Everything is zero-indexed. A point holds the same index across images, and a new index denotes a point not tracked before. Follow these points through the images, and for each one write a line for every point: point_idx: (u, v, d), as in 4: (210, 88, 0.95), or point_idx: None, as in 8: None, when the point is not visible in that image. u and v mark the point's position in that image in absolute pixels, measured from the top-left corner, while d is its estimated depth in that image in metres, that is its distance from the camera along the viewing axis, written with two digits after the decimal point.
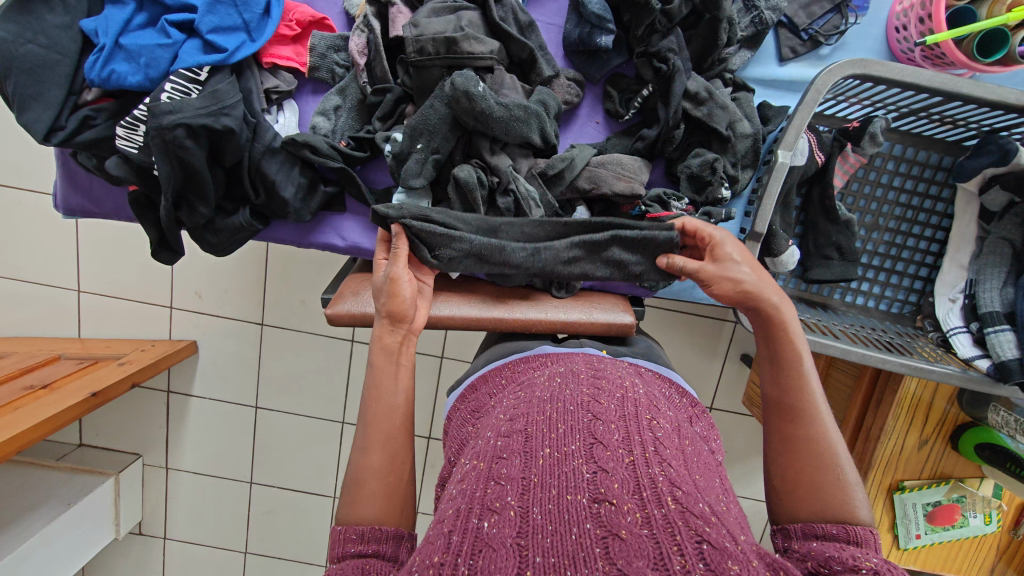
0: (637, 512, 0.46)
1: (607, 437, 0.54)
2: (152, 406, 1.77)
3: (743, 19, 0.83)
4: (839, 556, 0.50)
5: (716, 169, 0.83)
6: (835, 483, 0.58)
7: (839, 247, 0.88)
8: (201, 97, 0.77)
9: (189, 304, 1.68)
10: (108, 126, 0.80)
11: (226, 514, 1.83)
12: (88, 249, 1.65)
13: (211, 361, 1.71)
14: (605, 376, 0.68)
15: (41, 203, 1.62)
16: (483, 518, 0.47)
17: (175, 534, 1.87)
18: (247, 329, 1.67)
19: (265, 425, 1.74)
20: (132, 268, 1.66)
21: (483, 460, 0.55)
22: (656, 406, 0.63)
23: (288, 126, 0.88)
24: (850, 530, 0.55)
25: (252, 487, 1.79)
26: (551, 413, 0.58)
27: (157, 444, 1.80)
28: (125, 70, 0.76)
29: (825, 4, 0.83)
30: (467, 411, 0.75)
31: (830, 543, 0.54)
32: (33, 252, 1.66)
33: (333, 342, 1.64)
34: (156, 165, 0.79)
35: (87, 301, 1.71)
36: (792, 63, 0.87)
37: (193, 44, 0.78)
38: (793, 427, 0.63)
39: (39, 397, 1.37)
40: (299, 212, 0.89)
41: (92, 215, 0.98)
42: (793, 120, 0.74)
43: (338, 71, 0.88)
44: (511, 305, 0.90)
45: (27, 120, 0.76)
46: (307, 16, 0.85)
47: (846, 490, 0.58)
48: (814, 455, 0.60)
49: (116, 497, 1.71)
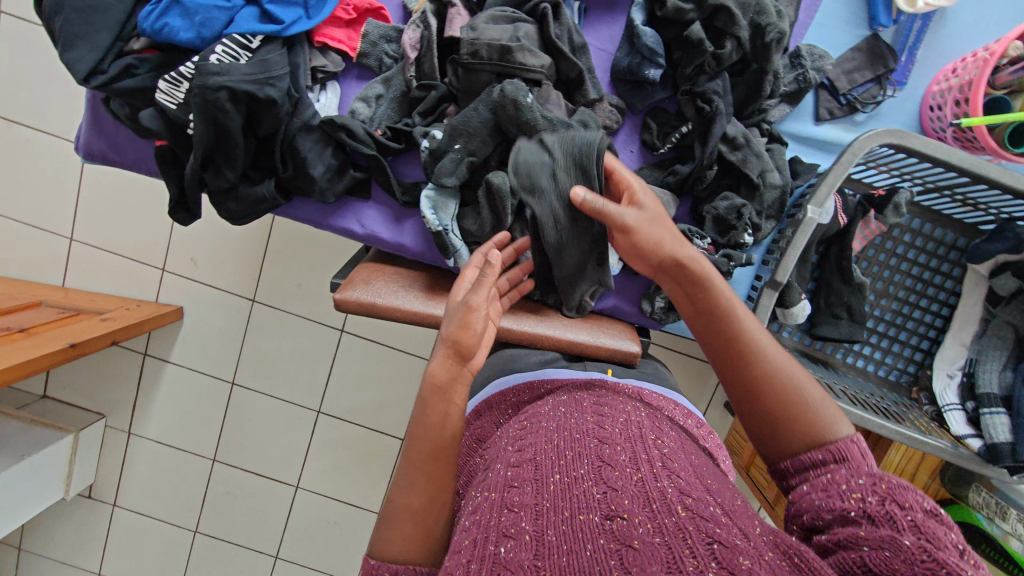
0: (648, 523, 0.46)
1: (615, 458, 0.55)
2: (125, 366, 1.73)
3: (788, 75, 0.85)
4: (825, 501, 0.46)
5: (743, 215, 0.85)
6: (803, 404, 0.53)
7: (850, 308, 0.90)
8: (249, 64, 0.76)
9: (183, 269, 1.65)
10: (148, 77, 0.79)
11: (183, 488, 1.77)
12: (90, 199, 1.62)
13: (194, 330, 1.68)
14: (607, 404, 0.68)
15: (50, 145, 1.60)
16: (500, 544, 0.45)
17: (125, 503, 1.81)
18: (236, 304, 1.65)
19: (237, 402, 1.70)
20: (131, 224, 1.64)
21: (494, 490, 0.53)
22: (658, 427, 0.64)
23: (327, 107, 0.88)
24: (835, 449, 0.50)
25: (214, 464, 1.75)
26: (559, 441, 0.58)
27: (124, 406, 1.75)
28: (178, 25, 0.74)
29: (866, 73, 0.86)
30: (471, 439, 0.76)
31: (818, 480, 0.49)
32: (34, 192, 1.63)
33: (323, 328, 1.63)
34: (192, 124, 0.79)
35: (79, 250, 1.67)
36: (827, 124, 0.90)
37: (251, 11, 0.78)
38: (738, 364, 0.57)
39: (14, 340, 1.33)
40: (323, 192, 0.88)
41: (110, 163, 0.97)
42: (827, 178, 0.75)
43: (386, 60, 0.89)
44: (521, 319, 0.93)
45: (70, 59, 0.75)
46: (365, 3, 0.86)
47: (811, 408, 0.53)
48: (774, 386, 0.55)
49: (72, 456, 1.65)
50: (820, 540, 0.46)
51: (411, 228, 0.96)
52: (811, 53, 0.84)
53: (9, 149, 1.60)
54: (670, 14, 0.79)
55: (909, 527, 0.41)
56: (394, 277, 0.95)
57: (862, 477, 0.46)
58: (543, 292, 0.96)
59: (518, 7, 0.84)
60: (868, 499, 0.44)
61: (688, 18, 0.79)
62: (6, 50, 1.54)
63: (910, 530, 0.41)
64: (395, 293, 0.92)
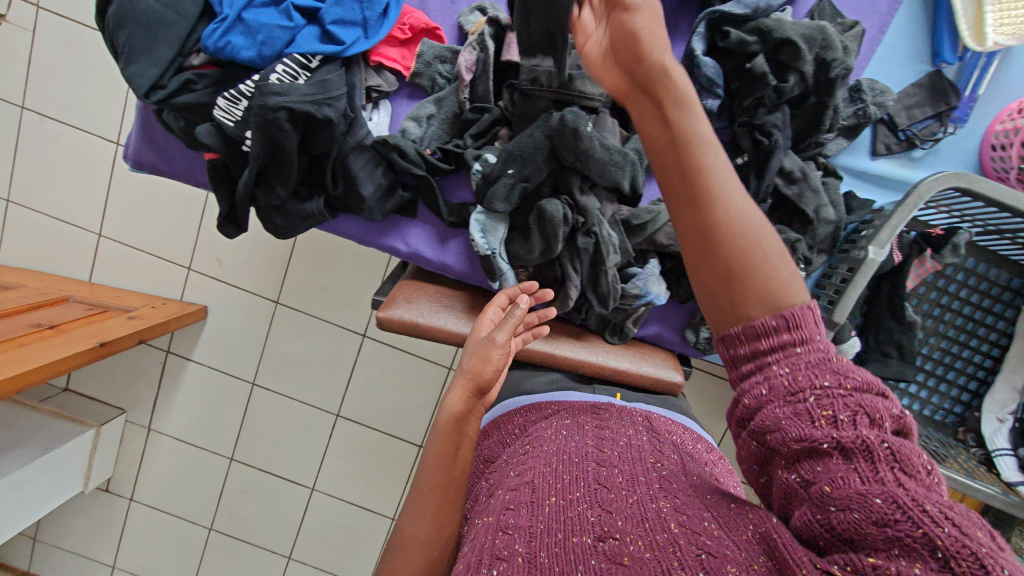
0: (640, 540, 0.46)
1: (612, 481, 0.55)
2: (147, 363, 1.74)
3: (847, 109, 0.84)
4: (792, 427, 0.42)
5: (796, 250, 0.84)
6: (760, 261, 0.47)
7: (900, 346, 0.88)
8: (309, 84, 0.76)
9: (208, 269, 1.66)
10: (207, 92, 0.79)
11: (199, 485, 1.78)
12: (120, 196, 1.64)
13: (216, 329, 1.69)
14: (608, 429, 0.69)
15: (82, 141, 1.61)
16: (493, 567, 0.46)
17: (142, 498, 1.82)
18: (259, 305, 1.65)
19: (256, 403, 1.71)
20: (159, 223, 1.64)
21: (492, 514, 0.54)
22: (659, 450, 0.64)
23: (379, 126, 0.88)
24: (790, 316, 0.46)
25: (231, 464, 1.75)
26: (555, 466, 0.59)
27: (144, 402, 1.76)
28: (240, 43, 0.74)
29: (927, 109, 0.84)
30: (478, 459, 0.75)
31: (778, 381, 0.44)
32: (65, 187, 1.65)
33: (344, 332, 1.63)
34: (249, 141, 0.79)
35: (107, 247, 1.68)
36: (883, 159, 0.88)
37: (312, 31, 0.77)
38: (697, 213, 0.49)
39: (45, 337, 1.34)
40: (370, 212, 0.88)
41: (159, 172, 0.97)
42: (891, 219, 0.74)
43: (439, 81, 0.88)
44: (561, 342, 0.94)
45: (132, 74, 0.75)
46: (421, 22, 0.85)
47: (769, 270, 0.47)
48: (737, 237, 0.48)
49: (92, 451, 1.66)
50: (788, 477, 0.43)
51: (456, 248, 0.95)
52: (872, 88, 0.83)
53: (44, 144, 1.62)
54: (732, 45, 0.78)
55: (884, 457, 0.39)
56: (436, 296, 0.95)
57: (826, 379, 0.43)
58: (585, 317, 0.96)
59: None
60: (841, 426, 0.41)
61: (750, 50, 0.78)
62: (43, 46, 1.56)
63: (888, 464, 0.39)
64: (438, 313, 0.92)
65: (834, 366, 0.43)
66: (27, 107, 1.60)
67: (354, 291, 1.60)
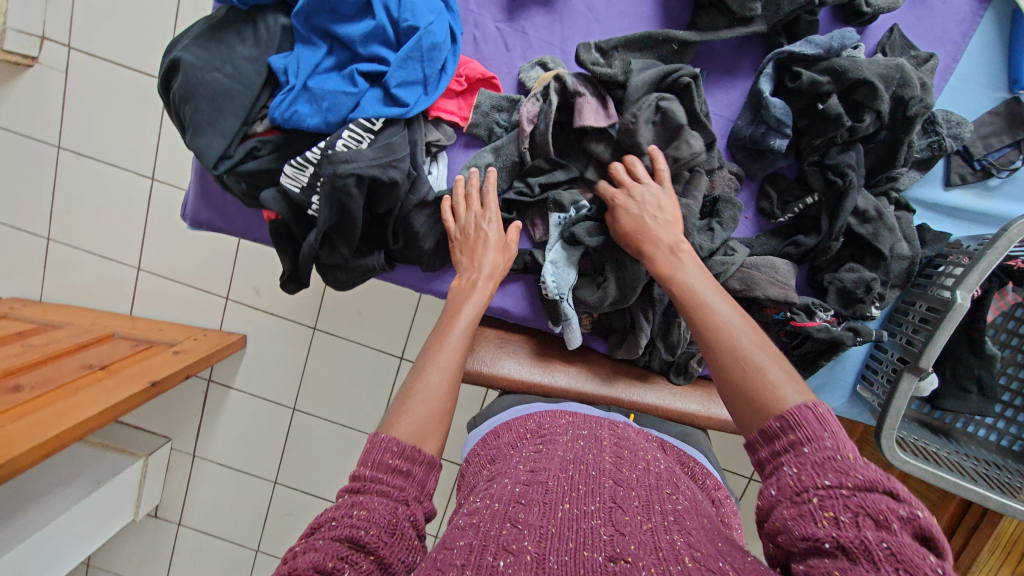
0: (653, 568, 0.46)
1: (627, 502, 0.56)
2: (187, 394, 1.64)
3: (920, 141, 0.81)
4: (797, 526, 0.44)
5: (872, 289, 0.81)
6: (753, 373, 0.54)
7: (980, 382, 0.86)
8: (374, 148, 0.76)
9: (246, 298, 1.55)
10: (271, 159, 0.79)
11: (246, 510, 1.67)
12: (156, 226, 1.53)
13: (257, 358, 1.58)
14: (627, 447, 0.70)
15: (120, 179, 1.50)
16: (500, 557, 0.47)
17: (190, 522, 1.71)
18: (296, 332, 1.54)
19: (298, 429, 1.60)
20: (190, 255, 1.54)
21: (500, 501, 0.56)
22: (676, 482, 0.65)
23: (439, 179, 0.87)
24: (789, 417, 0.50)
25: (275, 487, 1.64)
26: (571, 473, 0.60)
27: (186, 429, 1.67)
28: (306, 112, 0.75)
29: (1005, 138, 0.82)
30: (485, 458, 0.74)
31: (785, 482, 0.47)
32: (99, 223, 1.54)
33: (382, 358, 1.52)
34: (315, 206, 0.78)
35: (146, 280, 1.58)
36: (957, 189, 0.86)
37: (375, 93, 0.77)
38: (702, 341, 0.60)
39: (98, 379, 1.27)
40: (431, 263, 0.87)
41: (216, 230, 0.98)
42: (978, 262, 0.72)
43: (497, 130, 0.87)
44: (627, 386, 0.92)
45: (200, 145, 0.75)
46: (478, 73, 0.84)
47: (757, 376, 0.54)
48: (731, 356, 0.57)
49: (141, 481, 1.58)
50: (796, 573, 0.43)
51: (514, 292, 0.93)
52: (947, 120, 0.81)
53: (68, 177, 1.51)
54: (804, 86, 0.76)
55: (886, 558, 0.39)
56: (497, 340, 0.94)
57: (829, 479, 0.44)
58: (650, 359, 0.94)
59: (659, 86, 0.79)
60: (842, 527, 0.41)
61: (823, 91, 0.76)
62: (75, 85, 1.44)
63: (890, 564, 0.38)
64: (500, 360, 0.91)
65: (838, 467, 0.45)
66: (62, 146, 1.49)
67: (392, 314, 1.49)
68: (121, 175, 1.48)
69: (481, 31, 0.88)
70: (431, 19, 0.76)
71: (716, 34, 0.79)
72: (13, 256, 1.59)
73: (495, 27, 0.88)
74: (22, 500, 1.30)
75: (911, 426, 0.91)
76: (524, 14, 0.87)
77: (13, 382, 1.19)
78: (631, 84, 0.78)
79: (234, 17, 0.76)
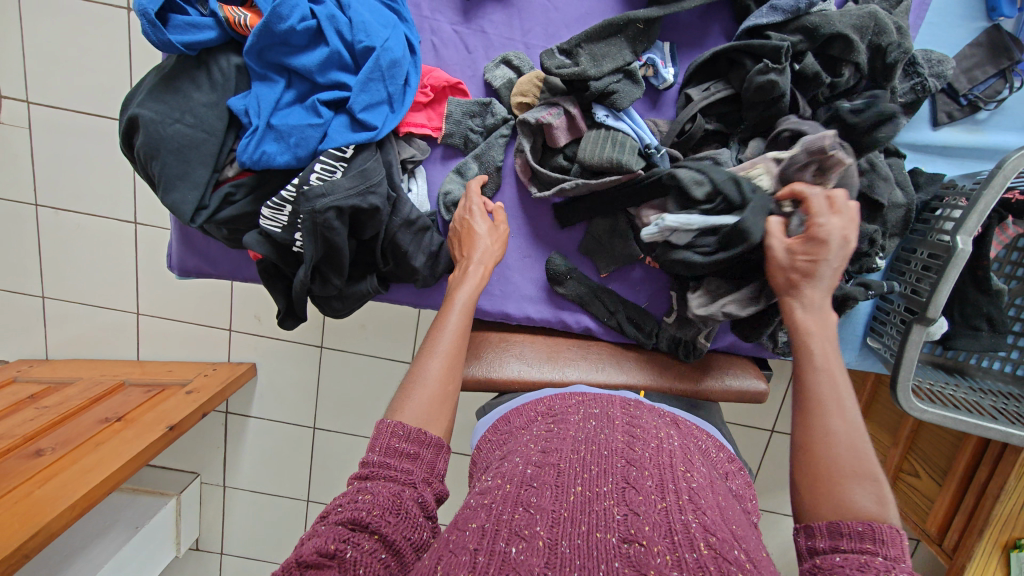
0: (668, 555, 0.46)
1: (641, 482, 0.55)
2: (207, 427, 1.64)
3: (903, 85, 0.79)
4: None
5: (875, 242, 0.79)
6: (856, 474, 0.54)
7: (990, 319, 0.85)
8: (349, 177, 0.74)
9: (249, 327, 1.54)
10: (247, 202, 0.78)
11: (282, 530, 1.68)
12: (148, 269, 1.51)
13: (270, 384, 1.58)
14: (641, 424, 0.68)
15: (104, 228, 1.48)
16: (512, 543, 0.48)
17: (231, 549, 1.72)
18: (304, 351, 1.54)
19: (320, 447, 1.60)
20: (186, 293, 1.53)
21: (512, 483, 0.57)
22: (690, 459, 0.64)
23: (420, 197, 0.86)
24: (875, 527, 0.50)
25: (309, 505, 1.65)
26: (584, 453, 0.60)
27: (213, 462, 1.67)
28: (275, 150, 0.73)
29: (988, 69, 0.80)
30: (499, 441, 0.72)
31: (853, 558, 0.48)
32: (88, 273, 1.52)
33: (392, 366, 1.52)
34: (299, 242, 0.77)
35: (147, 324, 1.57)
36: (946, 127, 0.84)
37: (342, 121, 0.75)
38: (813, 412, 0.59)
39: (116, 432, 1.28)
40: (425, 279, 0.86)
41: (205, 275, 0.96)
42: (977, 203, 0.70)
43: (473, 137, 0.85)
44: (637, 370, 0.91)
45: (172, 201, 0.73)
46: (442, 81, 0.83)
47: (857, 476, 0.54)
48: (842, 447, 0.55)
49: (177, 519, 1.59)
50: None
51: (514, 296, 0.93)
52: (927, 60, 0.79)
53: (53, 235, 1.49)
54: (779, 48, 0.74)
55: None
56: (502, 344, 0.92)
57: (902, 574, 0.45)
58: (656, 341, 0.92)
59: (631, 75, 0.79)
60: None
61: (799, 50, 0.75)
62: (42, 139, 1.41)
63: None
64: (508, 362, 0.89)
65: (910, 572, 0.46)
66: (40, 204, 1.46)
67: (395, 322, 1.49)
68: (104, 225, 1.47)
69: (440, 37, 0.85)
70: (385, 36, 0.74)
71: (679, 5, 0.77)
72: (12, 320, 1.58)
73: (452, 30, 0.85)
74: (64, 555, 1.32)
75: (926, 370, 0.92)
76: (480, 13, 0.85)
77: (34, 447, 1.19)
78: (599, 84, 0.77)
79: (185, 64, 0.74)
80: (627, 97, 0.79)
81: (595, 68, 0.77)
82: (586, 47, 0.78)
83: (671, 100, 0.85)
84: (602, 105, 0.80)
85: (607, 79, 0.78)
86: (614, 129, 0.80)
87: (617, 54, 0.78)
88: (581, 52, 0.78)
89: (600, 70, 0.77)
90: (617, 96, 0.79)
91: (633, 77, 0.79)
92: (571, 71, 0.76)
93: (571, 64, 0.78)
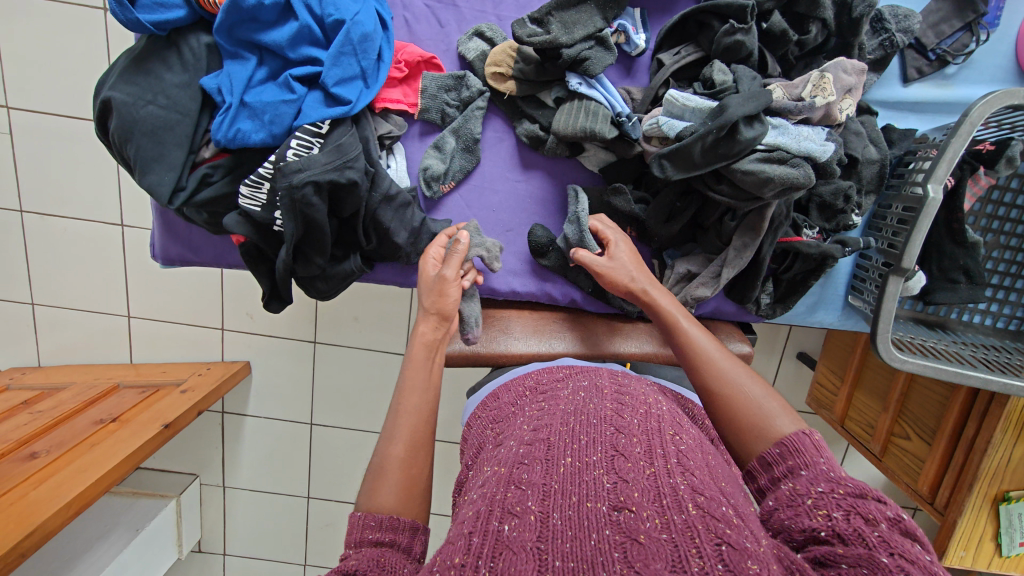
0: (657, 517, 0.47)
1: (629, 449, 0.55)
2: (203, 428, 1.64)
3: (871, 41, 0.80)
4: (794, 520, 0.49)
5: (850, 198, 0.81)
6: (742, 395, 0.63)
7: (967, 271, 0.86)
8: (325, 152, 0.75)
9: (241, 325, 1.54)
10: (225, 183, 0.78)
11: (284, 528, 1.68)
12: (137, 269, 1.51)
13: (265, 381, 1.58)
14: (628, 392, 0.68)
15: (89, 231, 1.47)
16: (505, 521, 0.48)
17: (235, 548, 1.72)
18: (298, 347, 1.54)
19: (317, 442, 1.60)
20: (176, 292, 1.52)
21: (505, 465, 0.55)
22: (679, 422, 0.63)
23: (400, 172, 0.87)
24: (788, 444, 0.56)
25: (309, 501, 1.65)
26: (574, 425, 0.59)
27: (212, 462, 1.66)
28: (249, 128, 0.74)
29: (955, 23, 0.81)
30: (487, 420, 0.73)
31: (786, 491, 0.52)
32: (77, 276, 1.51)
33: (386, 357, 1.52)
34: (279, 221, 0.78)
35: (139, 327, 1.57)
36: (916, 83, 0.85)
37: (315, 96, 0.76)
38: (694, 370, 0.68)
39: (112, 432, 1.27)
40: (409, 255, 0.86)
41: (189, 263, 0.96)
42: (944, 152, 0.71)
43: (449, 111, 0.86)
44: (624, 340, 0.91)
45: (150, 182, 0.73)
46: (415, 56, 0.83)
47: (748, 398, 0.62)
48: (721, 385, 0.64)
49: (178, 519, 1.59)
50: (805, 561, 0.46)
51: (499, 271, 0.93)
52: (894, 15, 0.79)
53: (40, 241, 1.48)
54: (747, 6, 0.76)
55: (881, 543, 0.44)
56: (488, 320, 0.92)
57: (821, 486, 0.50)
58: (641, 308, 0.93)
59: (602, 41, 0.80)
60: (837, 522, 0.47)
61: (765, 9, 0.76)
62: (24, 144, 1.40)
63: (886, 549, 0.43)
64: (495, 338, 0.89)
65: (828, 476, 0.51)
66: (25, 210, 1.45)
67: (386, 312, 1.49)
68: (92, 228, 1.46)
69: (412, 12, 0.86)
70: (356, 10, 0.75)
71: None
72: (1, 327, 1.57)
73: (424, 5, 0.86)
74: (66, 558, 1.32)
75: (907, 326, 0.92)
76: None
77: (29, 450, 1.19)
78: (572, 51, 0.77)
79: (156, 45, 0.74)
80: (599, 63, 0.79)
81: (567, 35, 0.77)
82: (555, 14, 0.78)
83: (644, 67, 0.86)
84: (574, 74, 0.81)
85: (578, 46, 0.78)
86: (587, 97, 0.81)
87: (587, 20, 0.78)
88: (551, 19, 0.78)
89: (571, 37, 0.77)
90: (588, 63, 0.79)
91: (604, 44, 0.80)
92: (543, 39, 0.76)
93: (543, 31, 0.78)
